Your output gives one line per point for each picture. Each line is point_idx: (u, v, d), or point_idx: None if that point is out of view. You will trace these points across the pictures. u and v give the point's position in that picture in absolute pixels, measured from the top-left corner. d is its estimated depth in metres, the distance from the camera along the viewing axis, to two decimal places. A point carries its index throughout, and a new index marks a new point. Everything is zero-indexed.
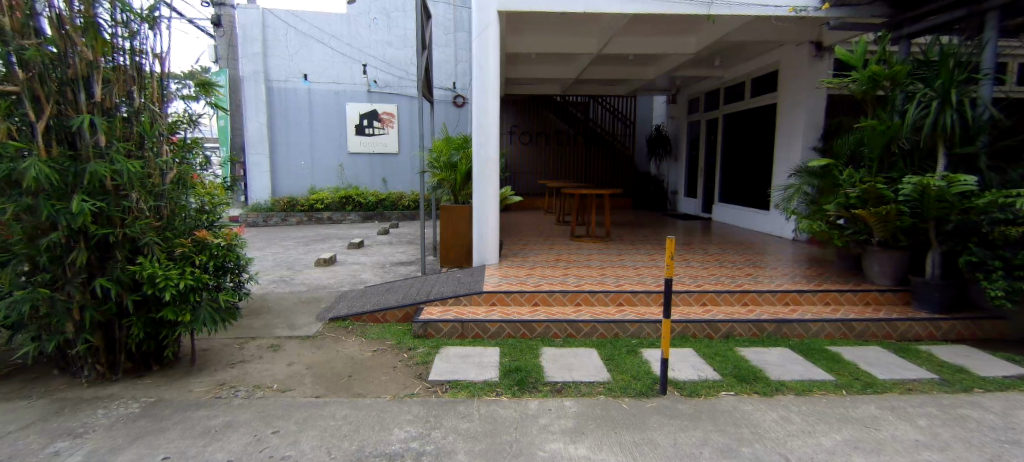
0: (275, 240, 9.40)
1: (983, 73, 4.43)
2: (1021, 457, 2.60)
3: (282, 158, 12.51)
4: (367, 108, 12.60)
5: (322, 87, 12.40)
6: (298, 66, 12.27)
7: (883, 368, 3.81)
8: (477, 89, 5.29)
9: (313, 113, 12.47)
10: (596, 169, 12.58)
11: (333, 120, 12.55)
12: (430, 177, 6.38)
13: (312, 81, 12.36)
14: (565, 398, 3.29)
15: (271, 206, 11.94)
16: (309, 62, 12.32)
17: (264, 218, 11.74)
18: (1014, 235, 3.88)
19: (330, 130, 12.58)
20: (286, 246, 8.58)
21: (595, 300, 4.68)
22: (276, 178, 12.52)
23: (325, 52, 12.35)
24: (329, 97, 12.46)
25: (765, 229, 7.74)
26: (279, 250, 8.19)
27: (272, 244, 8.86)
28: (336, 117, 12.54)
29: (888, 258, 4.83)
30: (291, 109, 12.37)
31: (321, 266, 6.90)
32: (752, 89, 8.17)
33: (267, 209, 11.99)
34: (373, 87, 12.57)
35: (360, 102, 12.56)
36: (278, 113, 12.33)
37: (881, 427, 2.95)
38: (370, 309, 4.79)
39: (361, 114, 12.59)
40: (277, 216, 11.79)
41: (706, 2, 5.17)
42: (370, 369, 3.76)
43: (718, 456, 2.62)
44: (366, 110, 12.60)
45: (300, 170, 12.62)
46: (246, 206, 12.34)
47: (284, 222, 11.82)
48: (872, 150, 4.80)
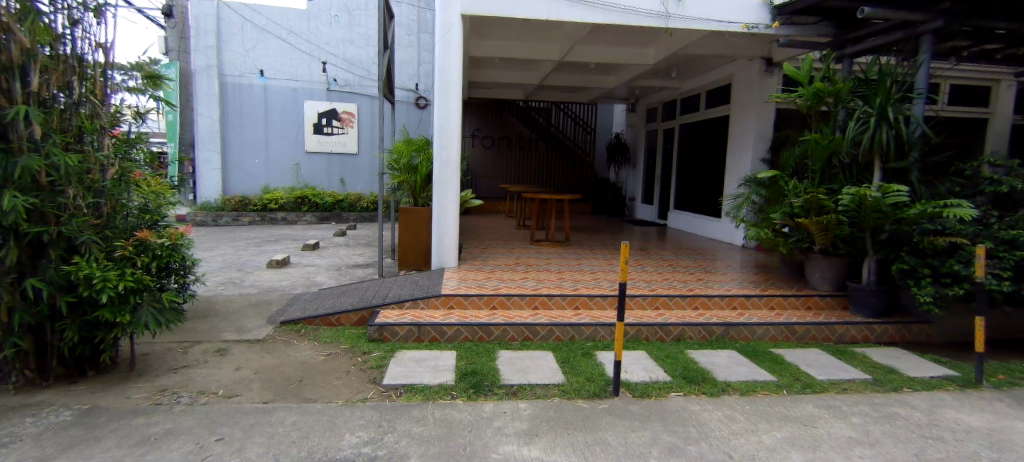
0: (224, 240, 9.04)
1: (917, 93, 4.70)
2: (942, 452, 2.81)
3: (234, 155, 12.11)
4: (326, 106, 12.34)
5: (280, 84, 12.06)
6: (252, 61, 11.91)
7: (821, 369, 4.03)
8: (437, 92, 5.26)
9: (270, 111, 12.13)
10: (559, 173, 12.72)
11: (289, 118, 12.23)
12: (388, 179, 6.30)
13: (269, 77, 12.01)
14: (520, 400, 3.34)
15: (222, 204, 11.51)
16: (265, 58, 11.97)
17: (214, 217, 11.28)
18: (939, 245, 4.23)
19: (286, 128, 12.25)
20: (236, 247, 8.28)
21: (552, 303, 4.73)
22: (228, 175, 12.10)
23: (283, 48, 12.02)
24: (285, 94, 12.13)
25: (717, 236, 8.00)
26: (227, 251, 7.92)
27: (221, 244, 8.52)
28: (293, 114, 12.23)
29: (829, 265, 5.08)
30: (244, 105, 11.99)
31: (273, 267, 6.71)
32: (706, 101, 8.46)
33: (218, 208, 11.54)
34: (332, 86, 12.31)
35: (319, 100, 12.29)
36: (231, 109, 11.94)
37: (817, 425, 3.13)
38: (323, 313, 4.70)
39: (318, 112, 12.33)
40: (227, 215, 11.36)
41: (664, 15, 5.32)
42: (322, 373, 3.69)
43: (665, 455, 2.71)
44: (324, 108, 12.34)
45: (253, 168, 12.25)
46: (194, 204, 11.85)
47: (235, 222, 11.40)
48: (815, 163, 5.02)
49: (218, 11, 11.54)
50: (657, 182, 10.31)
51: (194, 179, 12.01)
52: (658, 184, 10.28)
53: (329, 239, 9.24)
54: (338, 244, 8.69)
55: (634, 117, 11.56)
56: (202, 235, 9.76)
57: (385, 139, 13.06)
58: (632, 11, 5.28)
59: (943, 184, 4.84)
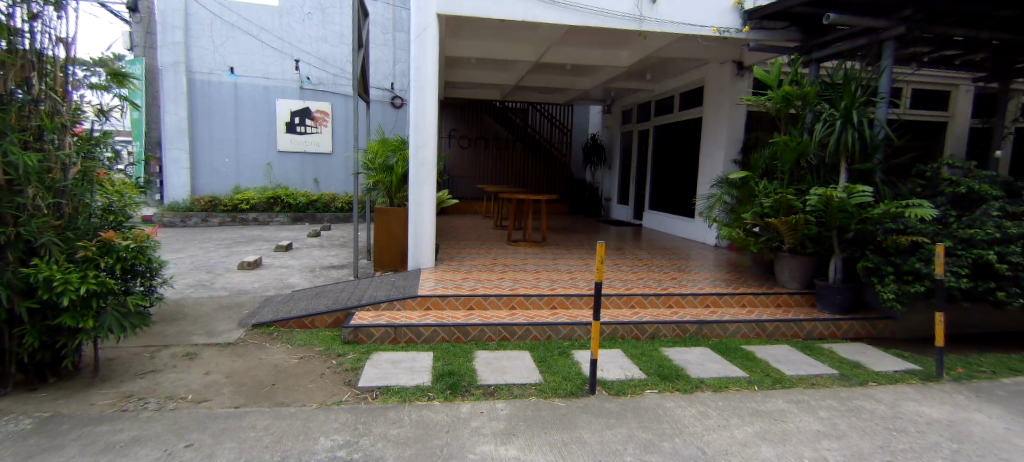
0: (193, 242, 8.81)
1: (880, 97, 4.87)
2: (905, 443, 2.91)
3: (204, 154, 11.82)
4: (299, 105, 12.14)
5: (251, 82, 11.82)
6: (222, 58, 11.64)
7: (790, 364, 4.14)
8: (413, 92, 5.22)
9: (241, 109, 11.88)
10: (537, 174, 12.78)
11: (261, 117, 11.99)
12: (364, 179, 6.24)
13: (239, 75, 11.75)
14: (497, 400, 3.34)
15: (190, 205, 11.21)
16: (235, 55, 11.71)
17: (182, 218, 10.98)
18: (901, 243, 4.40)
19: (258, 126, 12.01)
20: (206, 248, 8.08)
21: (529, 303, 4.75)
22: (197, 175, 11.80)
23: (254, 45, 11.78)
24: (257, 92, 11.90)
25: (690, 235, 8.15)
26: (196, 252, 7.73)
27: (190, 245, 8.31)
28: (264, 113, 12.00)
29: (797, 263, 5.23)
30: (214, 103, 11.72)
31: (244, 269, 6.57)
32: (680, 103, 8.61)
33: (186, 209, 11.23)
34: (305, 84, 12.12)
35: (291, 98, 12.08)
36: (200, 107, 11.65)
37: (786, 419, 3.22)
38: (297, 315, 4.62)
39: (291, 111, 12.13)
40: (196, 216, 11.07)
41: (638, 18, 5.39)
42: (296, 377, 3.63)
43: (640, 452, 2.75)
44: (297, 107, 12.14)
45: (224, 168, 11.98)
46: (162, 205, 11.51)
47: (204, 223, 11.13)
48: (784, 164, 5.16)
49: (186, 7, 11.24)
50: (632, 183, 10.44)
51: (162, 179, 11.67)
52: (633, 184, 10.42)
53: (302, 240, 9.09)
54: (312, 245, 8.56)
55: (609, 119, 11.69)
56: (170, 236, 9.49)
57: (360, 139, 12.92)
58: (607, 13, 5.34)
59: (905, 185, 5.03)
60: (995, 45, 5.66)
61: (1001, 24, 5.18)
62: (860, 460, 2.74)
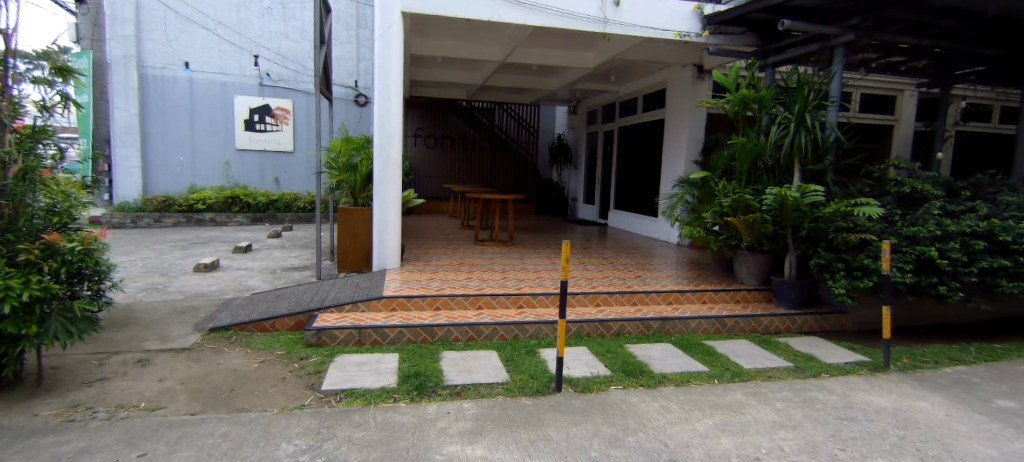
0: (145, 243, 8.42)
1: (831, 101, 5.09)
2: (855, 431, 3.07)
3: (157, 152, 11.34)
4: (258, 102, 11.78)
5: (207, 78, 11.41)
6: (176, 53, 11.20)
7: (748, 358, 4.29)
8: (376, 90, 5.15)
9: (196, 106, 11.45)
10: (505, 173, 12.80)
11: (217, 114, 11.60)
12: (327, 178, 6.12)
13: (194, 70, 11.33)
14: (464, 400, 3.34)
15: (142, 205, 10.72)
16: (190, 49, 11.29)
17: (133, 219, 10.49)
18: (851, 241, 4.62)
19: (214, 124, 11.61)
20: (159, 251, 7.75)
21: (495, 303, 4.76)
22: (149, 174, 11.31)
23: (210, 39, 11.38)
24: (214, 88, 11.50)
25: (654, 234, 8.33)
26: (149, 255, 7.40)
27: (141, 247, 7.95)
28: (221, 110, 11.60)
29: (755, 261, 5.43)
30: (168, 99, 11.27)
31: (200, 272, 6.34)
32: (644, 104, 8.78)
33: (137, 209, 10.74)
34: (265, 80, 11.78)
35: (250, 95, 11.72)
36: (153, 103, 11.18)
37: (745, 411, 3.34)
38: (257, 318, 4.50)
39: (250, 108, 11.76)
40: (148, 217, 10.60)
41: (602, 21, 5.48)
42: (256, 381, 3.53)
43: (605, 447, 2.80)
44: (256, 104, 11.78)
45: (178, 166, 11.52)
46: (111, 205, 10.97)
47: (158, 224, 10.67)
48: (742, 165, 5.34)
49: None
50: (598, 183, 10.59)
51: (110, 178, 11.12)
52: (600, 184, 10.57)
53: (262, 241, 8.83)
54: (273, 246, 8.32)
55: (575, 120, 11.83)
56: (119, 238, 9.05)
57: (322, 138, 12.62)
58: (572, 15, 5.40)
59: (854, 185, 5.28)
60: (935, 53, 6.01)
61: (942, 33, 5.49)
62: (813, 448, 2.87)
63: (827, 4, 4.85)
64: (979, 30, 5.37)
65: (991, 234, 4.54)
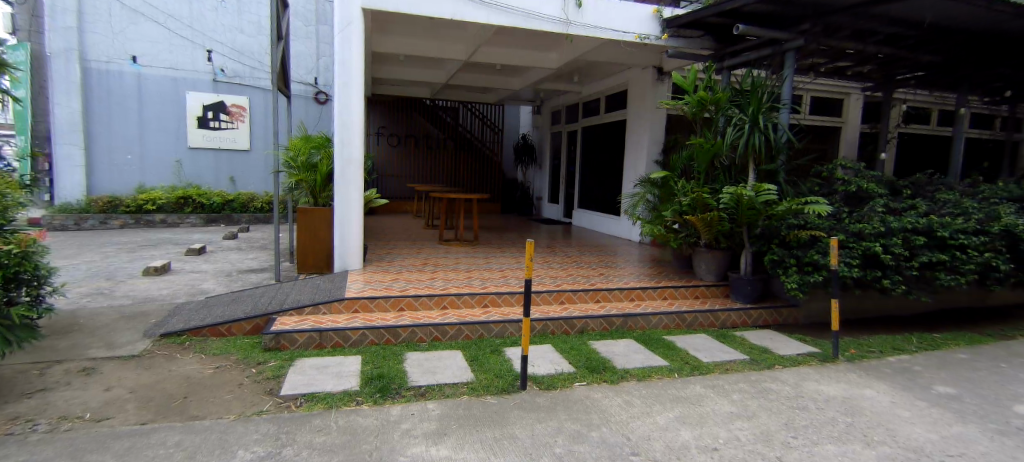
0: (89, 246, 7.99)
1: (782, 103, 5.29)
2: (807, 419, 3.22)
3: (102, 150, 10.77)
4: (212, 98, 11.36)
5: (156, 73, 10.93)
6: (123, 46, 10.67)
7: (706, 352, 4.44)
8: (336, 88, 5.05)
9: (145, 102, 10.95)
10: (472, 173, 12.79)
11: (168, 110, 11.12)
12: (285, 177, 5.96)
13: (142, 65, 10.83)
14: (428, 401, 3.33)
15: (86, 206, 10.17)
16: (138, 43, 10.77)
17: (76, 220, 9.92)
18: (802, 237, 4.83)
19: (165, 121, 11.13)
20: (104, 254, 7.37)
21: (460, 303, 4.76)
22: (93, 173, 10.74)
23: (159, 32, 10.89)
24: (164, 84, 11.02)
25: (617, 233, 8.49)
26: (93, 258, 7.03)
27: (85, 251, 7.54)
28: (172, 106, 11.13)
29: (713, 258, 5.62)
30: (114, 95, 10.72)
31: (149, 275, 6.07)
32: (607, 105, 8.93)
33: (81, 210, 10.19)
34: (219, 76, 11.37)
35: (203, 91, 11.29)
36: (97, 99, 10.61)
37: (703, 403, 3.45)
38: (212, 322, 4.35)
39: (203, 104, 11.32)
40: (93, 218, 10.05)
41: (565, 22, 5.56)
42: (212, 388, 3.42)
43: (570, 442, 2.85)
44: (210, 100, 11.36)
45: (125, 166, 10.98)
46: (51, 206, 10.35)
47: (103, 225, 10.14)
48: (700, 165, 5.51)
49: None
50: (563, 182, 10.70)
51: (50, 178, 10.49)
52: (564, 184, 10.67)
53: (217, 243, 8.52)
54: (228, 248, 8.05)
55: (540, 119, 11.92)
56: (60, 241, 8.55)
57: (280, 136, 12.28)
58: (535, 16, 5.44)
59: (805, 184, 5.52)
60: (878, 59, 6.35)
61: (884, 40, 5.81)
62: (768, 437, 2.99)
63: (778, 10, 5.05)
64: (917, 38, 5.71)
65: (931, 230, 4.84)
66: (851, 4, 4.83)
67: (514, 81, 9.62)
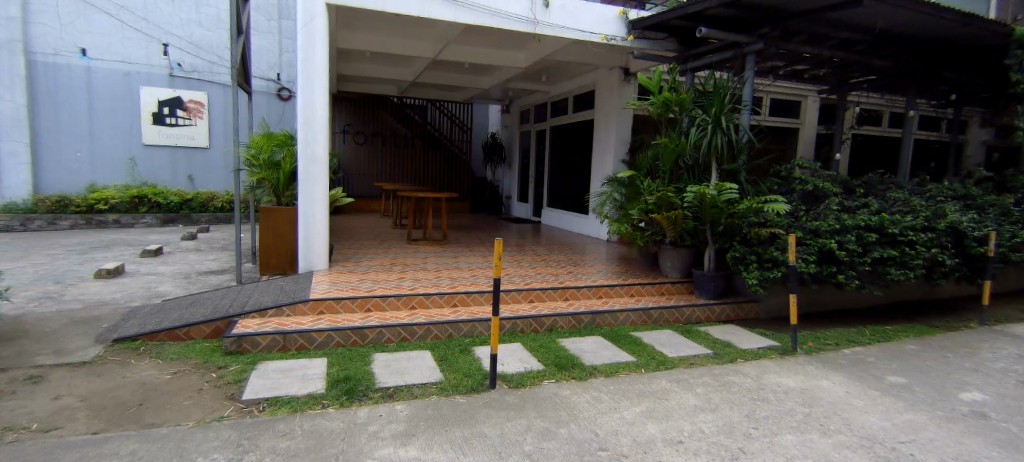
0: (35, 248, 7.58)
1: (743, 105, 5.45)
2: (767, 411, 3.34)
3: (49, 148, 10.22)
4: (168, 94, 10.93)
5: (108, 67, 10.45)
6: (71, 38, 10.14)
7: (672, 347, 4.55)
8: (299, 84, 4.93)
9: (96, 97, 10.44)
10: (443, 171, 12.71)
11: (121, 106, 10.64)
12: (246, 176, 5.79)
13: (93, 58, 10.33)
14: (396, 402, 3.30)
15: (32, 206, 9.63)
16: (88, 35, 10.26)
17: (21, 221, 9.38)
18: (762, 235, 5.00)
19: (117, 117, 10.65)
20: (52, 256, 7.01)
21: (429, 302, 4.73)
22: (40, 172, 10.18)
23: (111, 24, 10.40)
24: (116, 78, 10.54)
25: (586, 231, 8.60)
26: (40, 261, 6.68)
27: (31, 253, 7.15)
28: (125, 102, 10.66)
29: (678, 255, 5.76)
30: (61, 89, 10.18)
31: (102, 278, 5.80)
32: (575, 104, 9.01)
33: (27, 210, 9.65)
34: (176, 71, 10.95)
35: (158, 86, 10.85)
36: (43, 93, 10.06)
37: (669, 397, 3.54)
38: (169, 326, 4.19)
39: (159, 100, 10.88)
40: (40, 219, 9.53)
41: (532, 21, 5.61)
42: (169, 394, 3.30)
43: (539, 440, 2.87)
44: (166, 96, 10.93)
45: (75, 163, 10.46)
46: None
47: (52, 226, 9.63)
48: (665, 164, 5.63)
49: None
50: (532, 181, 10.75)
51: None
52: (534, 183, 10.72)
53: (175, 244, 8.22)
54: (187, 249, 7.77)
55: (509, 118, 11.94)
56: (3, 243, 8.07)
57: (240, 132, 11.92)
58: (503, 15, 5.46)
59: (765, 183, 5.70)
60: (833, 63, 6.62)
61: (838, 45, 6.06)
62: (731, 428, 3.09)
63: (738, 14, 5.20)
64: (868, 44, 5.98)
65: (882, 227, 5.08)
66: (808, 10, 5.02)
67: (484, 79, 9.61)
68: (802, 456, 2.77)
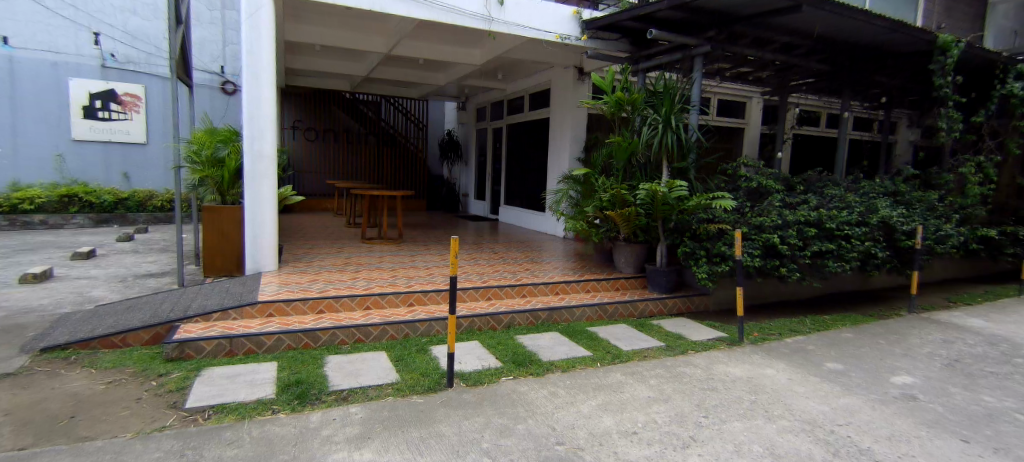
0: None
1: (692, 105, 5.64)
2: (716, 400, 3.48)
3: None
4: (100, 86, 10.23)
5: (32, 56, 9.70)
6: None
7: (627, 340, 4.67)
8: (244, 77, 4.74)
9: (18, 89, 9.66)
10: (400, 168, 12.51)
11: (46, 98, 9.89)
12: (188, 174, 5.52)
13: (14, 46, 9.57)
14: (351, 405, 3.23)
15: None
16: (8, 21, 9.49)
17: None
18: (710, 230, 5.20)
19: (43, 110, 9.89)
20: None
21: (384, 302, 4.66)
22: None
23: (35, 10, 9.66)
24: (41, 68, 9.80)
25: (542, 229, 8.68)
26: None
27: None
28: (52, 94, 9.91)
29: (631, 251, 5.90)
30: None
31: (27, 283, 5.39)
32: (531, 102, 9.07)
33: None
34: (108, 62, 10.27)
35: (89, 78, 10.15)
36: None
37: (624, 390, 3.63)
38: (103, 333, 3.94)
39: (90, 92, 10.17)
40: None
41: (487, 18, 5.62)
42: (105, 405, 3.11)
43: (497, 437, 2.89)
44: (98, 88, 10.23)
45: None
46: None
47: None
48: (619, 162, 5.76)
49: None
50: (489, 179, 10.75)
51: None
52: (490, 181, 10.73)
53: (110, 246, 7.72)
54: (124, 251, 7.32)
55: (465, 115, 11.90)
56: None
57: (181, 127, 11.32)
58: (458, 11, 5.44)
59: (713, 180, 5.92)
60: (775, 66, 6.95)
61: (780, 49, 6.37)
62: (682, 418, 3.20)
63: (686, 16, 5.38)
64: (806, 48, 6.32)
65: (820, 222, 5.39)
66: (752, 14, 5.26)
67: (440, 76, 9.53)
68: (750, 441, 2.91)
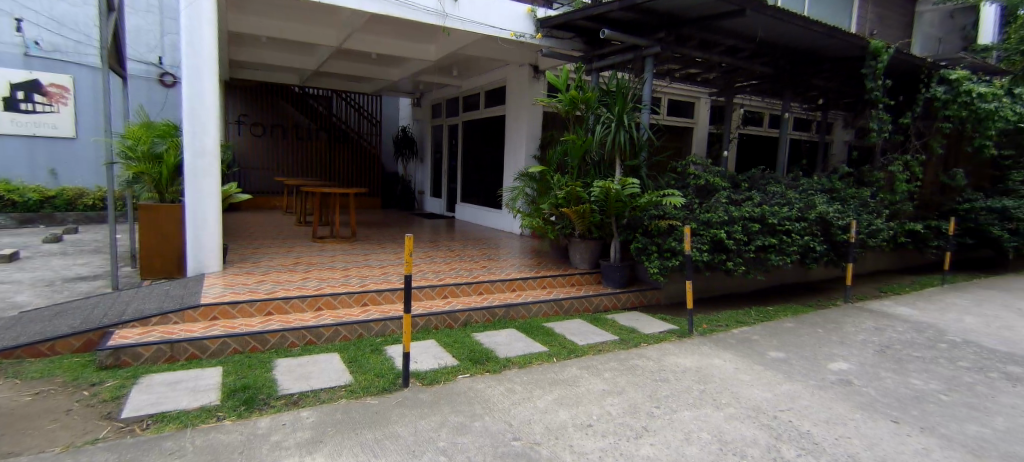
0: None
1: (643, 104, 5.79)
2: (667, 390, 3.60)
3: None
4: (22, 76, 9.49)
5: None
6: None
7: (581, 335, 4.77)
8: (185, 69, 4.52)
9: None
10: (356, 165, 12.25)
11: None
12: (122, 170, 5.21)
13: None
14: (302, 409, 3.15)
15: None
16: None
17: None
18: (662, 226, 5.36)
19: None
20: None
21: (336, 303, 4.57)
22: None
23: None
24: None
25: (499, 226, 8.71)
26: None
27: None
28: None
29: (586, 247, 6.00)
30: None
31: None
32: (485, 100, 9.07)
33: None
34: (32, 50, 9.54)
35: (10, 67, 9.39)
36: None
37: (579, 384, 3.70)
38: (27, 341, 3.68)
39: (11, 83, 9.41)
40: None
41: (441, 14, 5.56)
42: (30, 418, 2.90)
43: (453, 435, 2.89)
44: (20, 78, 9.47)
45: None
46: None
47: None
48: (573, 160, 5.84)
49: None
50: (444, 176, 10.67)
51: None
52: (445, 178, 10.65)
53: (36, 247, 7.19)
54: (52, 253, 6.83)
55: (420, 112, 11.76)
56: None
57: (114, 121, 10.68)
58: (410, 6, 5.37)
59: (663, 178, 6.09)
60: (722, 68, 7.22)
61: (726, 51, 6.62)
62: (635, 409, 3.30)
63: (638, 18, 5.51)
64: (751, 51, 6.59)
65: (764, 218, 5.65)
66: (700, 17, 5.45)
67: (393, 71, 9.23)
68: (699, 429, 3.03)
